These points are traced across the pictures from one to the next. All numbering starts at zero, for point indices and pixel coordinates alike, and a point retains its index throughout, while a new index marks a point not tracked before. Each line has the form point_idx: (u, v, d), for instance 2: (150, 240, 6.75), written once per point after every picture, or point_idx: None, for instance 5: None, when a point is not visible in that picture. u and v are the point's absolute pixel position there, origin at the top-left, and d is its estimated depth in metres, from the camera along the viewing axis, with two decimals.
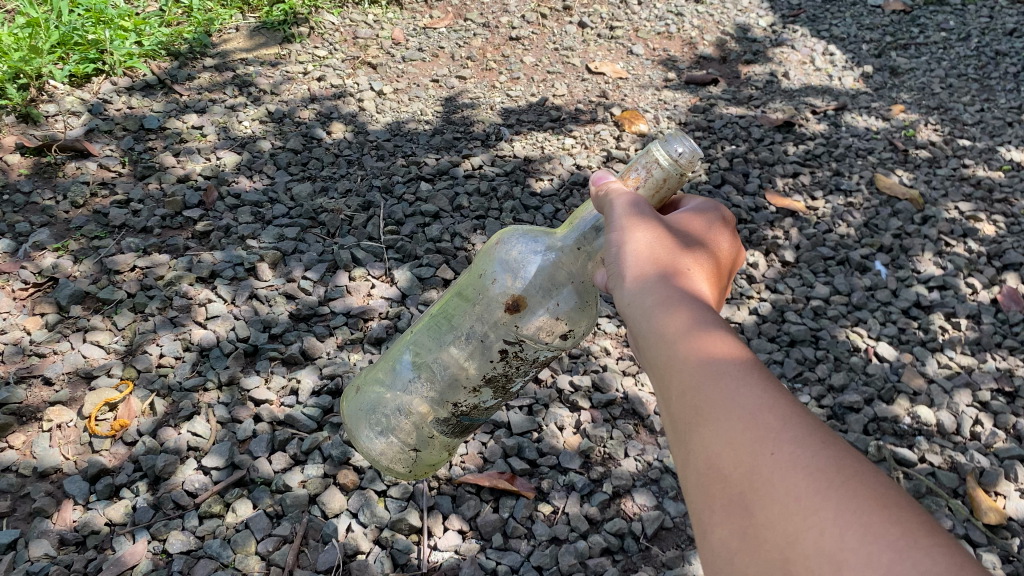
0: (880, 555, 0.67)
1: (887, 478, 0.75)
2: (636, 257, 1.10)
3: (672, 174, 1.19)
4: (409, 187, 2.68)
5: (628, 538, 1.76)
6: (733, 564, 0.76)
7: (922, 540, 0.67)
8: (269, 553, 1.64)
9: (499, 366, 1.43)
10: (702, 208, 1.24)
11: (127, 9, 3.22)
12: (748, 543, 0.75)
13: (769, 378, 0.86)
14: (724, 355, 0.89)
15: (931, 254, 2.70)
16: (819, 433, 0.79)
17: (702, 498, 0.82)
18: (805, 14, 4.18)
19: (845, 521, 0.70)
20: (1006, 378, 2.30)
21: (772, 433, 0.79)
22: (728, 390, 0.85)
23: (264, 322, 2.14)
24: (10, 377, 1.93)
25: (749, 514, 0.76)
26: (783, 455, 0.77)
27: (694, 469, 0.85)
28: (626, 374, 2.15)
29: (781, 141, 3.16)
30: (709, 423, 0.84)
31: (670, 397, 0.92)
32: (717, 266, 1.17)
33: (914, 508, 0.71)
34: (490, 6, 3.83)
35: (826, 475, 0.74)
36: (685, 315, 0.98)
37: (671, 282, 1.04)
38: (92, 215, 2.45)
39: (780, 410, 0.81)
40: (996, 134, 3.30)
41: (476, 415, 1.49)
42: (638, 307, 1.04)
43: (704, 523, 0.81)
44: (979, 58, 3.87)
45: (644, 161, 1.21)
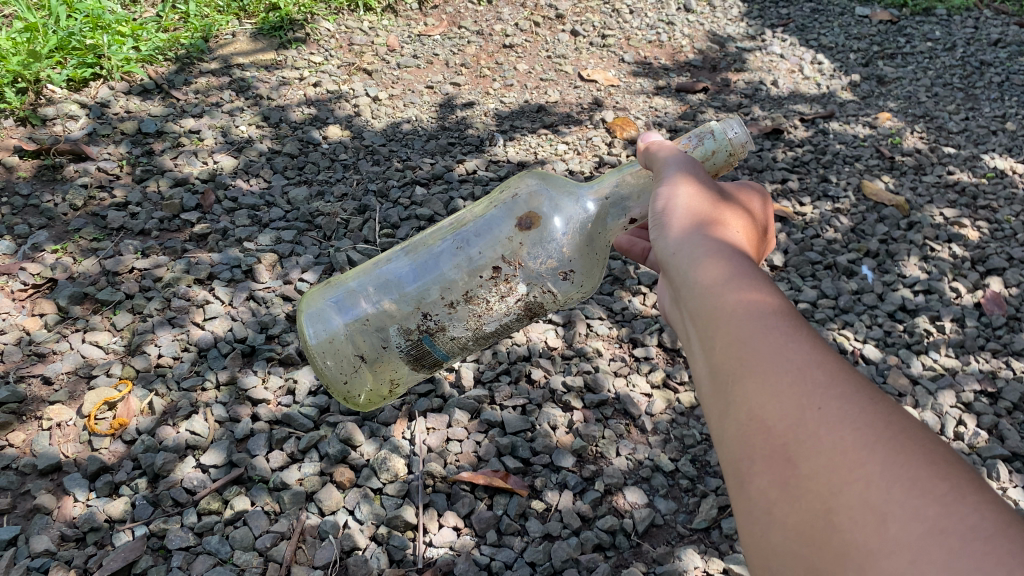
0: (927, 509, 0.71)
1: (931, 433, 0.79)
2: (683, 211, 1.18)
3: (722, 149, 1.40)
4: (405, 191, 2.72)
5: (619, 535, 1.79)
6: (773, 511, 0.81)
7: (968, 496, 0.71)
8: (267, 550, 1.66)
9: (485, 284, 1.52)
10: (749, 186, 1.35)
11: (124, 15, 3.25)
12: (790, 492, 0.80)
13: (813, 334, 0.91)
14: (771, 312, 0.93)
15: (917, 259, 2.76)
16: (867, 391, 0.83)
17: (742, 448, 0.86)
18: (794, 23, 4.25)
19: (891, 475, 0.74)
20: (989, 380, 2.35)
21: (819, 386, 0.83)
22: (775, 342, 0.90)
23: (261, 323, 2.17)
24: (11, 376, 1.96)
25: (791, 465, 0.81)
26: (829, 407, 0.81)
27: (733, 419, 0.89)
28: (618, 375, 2.18)
29: (770, 148, 3.22)
30: (752, 373, 0.89)
31: (711, 347, 0.97)
32: (755, 236, 1.25)
33: (957, 464, 0.75)
34: (484, 14, 3.89)
35: (873, 429, 0.78)
36: (727, 262, 1.04)
37: (715, 237, 1.11)
38: (90, 217, 2.47)
39: (826, 363, 0.86)
40: (980, 142, 3.37)
41: (437, 340, 1.52)
42: (681, 255, 1.11)
43: (742, 471, 0.86)
44: (964, 67, 3.94)
45: (699, 132, 1.42)
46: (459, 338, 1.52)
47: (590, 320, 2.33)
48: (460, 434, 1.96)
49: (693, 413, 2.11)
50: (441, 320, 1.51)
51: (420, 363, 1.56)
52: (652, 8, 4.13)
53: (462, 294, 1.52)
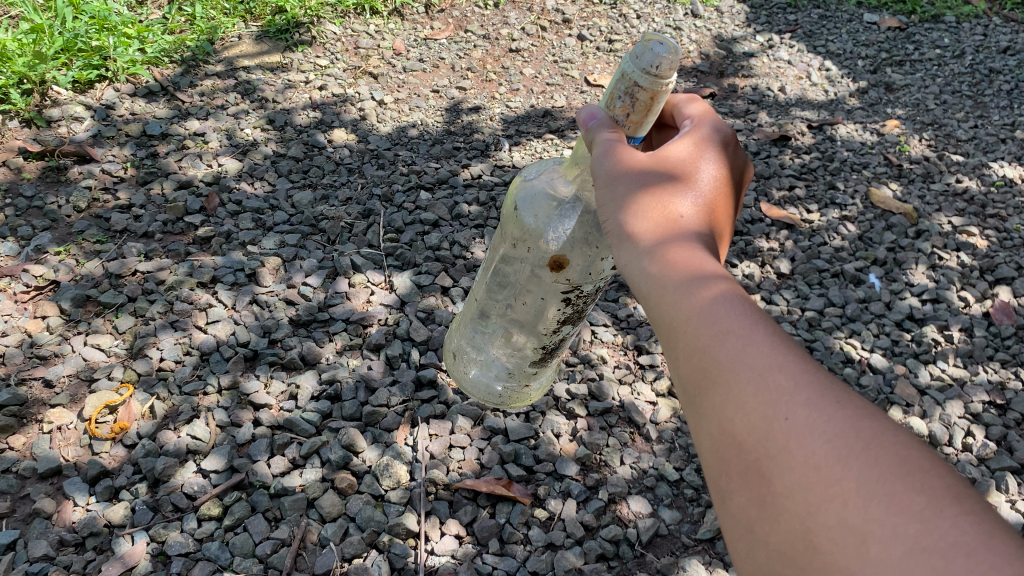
0: (906, 526, 0.69)
1: (903, 436, 0.78)
2: (628, 211, 1.11)
3: (660, 92, 1.17)
4: (409, 196, 2.71)
5: (623, 545, 1.77)
6: (754, 531, 0.80)
7: (947, 509, 0.70)
8: (266, 556, 1.65)
9: (567, 309, 1.56)
10: (703, 139, 1.26)
11: (131, 17, 3.26)
12: (768, 511, 0.79)
13: (775, 334, 0.89)
14: (731, 319, 0.91)
15: (925, 268, 2.74)
16: (835, 395, 0.81)
17: (718, 465, 0.85)
18: (802, 30, 4.24)
19: (869, 491, 0.73)
20: (997, 391, 2.33)
21: (785, 397, 0.82)
22: (737, 350, 0.88)
23: (264, 327, 2.16)
24: (12, 379, 1.95)
25: (766, 482, 0.80)
26: (798, 419, 0.80)
27: (707, 434, 0.88)
28: (623, 382, 2.16)
29: (777, 154, 3.20)
30: (719, 385, 0.87)
31: (676, 357, 0.95)
32: (720, 202, 1.20)
33: (934, 469, 0.74)
34: (490, 18, 3.88)
35: (845, 441, 0.77)
36: (681, 263, 1.01)
37: (665, 236, 1.06)
38: (94, 220, 2.47)
39: (790, 369, 0.84)
40: (989, 151, 3.35)
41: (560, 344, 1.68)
42: (635, 262, 1.07)
43: (721, 489, 0.85)
44: (973, 75, 3.92)
45: (623, 86, 1.18)
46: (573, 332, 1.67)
47: (595, 327, 2.31)
48: (463, 440, 1.94)
49: None
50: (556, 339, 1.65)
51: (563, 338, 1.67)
52: (659, 13, 4.12)
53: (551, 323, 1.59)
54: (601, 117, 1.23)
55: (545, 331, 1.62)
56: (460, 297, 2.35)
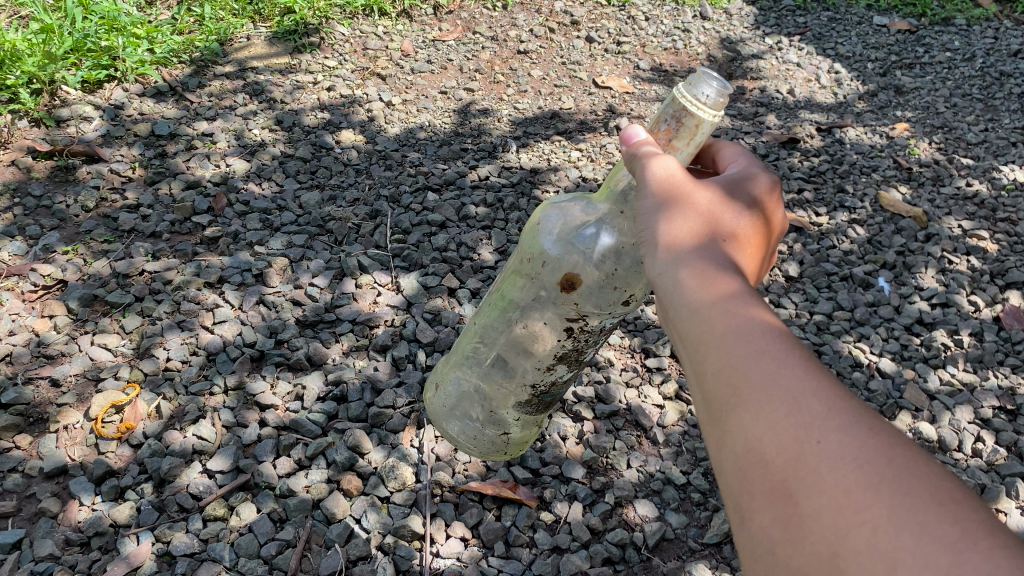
0: (937, 556, 0.68)
1: (937, 468, 0.76)
2: (668, 225, 1.09)
3: (706, 120, 1.17)
4: (416, 197, 2.70)
5: (629, 549, 1.76)
6: (777, 552, 0.78)
7: (978, 540, 0.68)
8: (272, 557, 1.64)
9: (567, 342, 1.42)
10: (750, 173, 1.24)
11: (141, 17, 3.27)
12: (794, 532, 0.76)
13: (809, 359, 0.87)
14: (765, 338, 0.89)
15: (934, 272, 2.72)
16: (866, 420, 0.79)
17: (742, 484, 0.83)
18: (811, 32, 4.22)
19: (899, 519, 0.71)
20: (1007, 397, 2.30)
21: (815, 419, 0.80)
22: (772, 372, 0.85)
23: (270, 327, 2.16)
24: (19, 378, 1.95)
25: (794, 503, 0.77)
26: (831, 444, 0.78)
27: (731, 453, 0.85)
28: (630, 385, 2.15)
29: (785, 156, 3.19)
30: (750, 405, 0.84)
31: (705, 374, 0.92)
32: (759, 238, 1.17)
33: (966, 501, 0.72)
34: (499, 20, 3.88)
35: (877, 468, 0.75)
36: (717, 283, 0.98)
37: (704, 255, 1.03)
38: (102, 219, 2.47)
39: (825, 395, 0.82)
40: (1000, 154, 3.32)
41: (553, 391, 1.52)
42: (670, 276, 1.03)
43: (743, 507, 0.82)
44: (984, 78, 3.89)
45: (672, 110, 1.19)
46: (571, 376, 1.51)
47: None
48: None
49: None
50: (549, 379, 1.49)
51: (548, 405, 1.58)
52: (667, 15, 4.12)
53: (549, 357, 1.45)
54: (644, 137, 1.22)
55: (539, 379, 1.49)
56: (467, 298, 2.34)
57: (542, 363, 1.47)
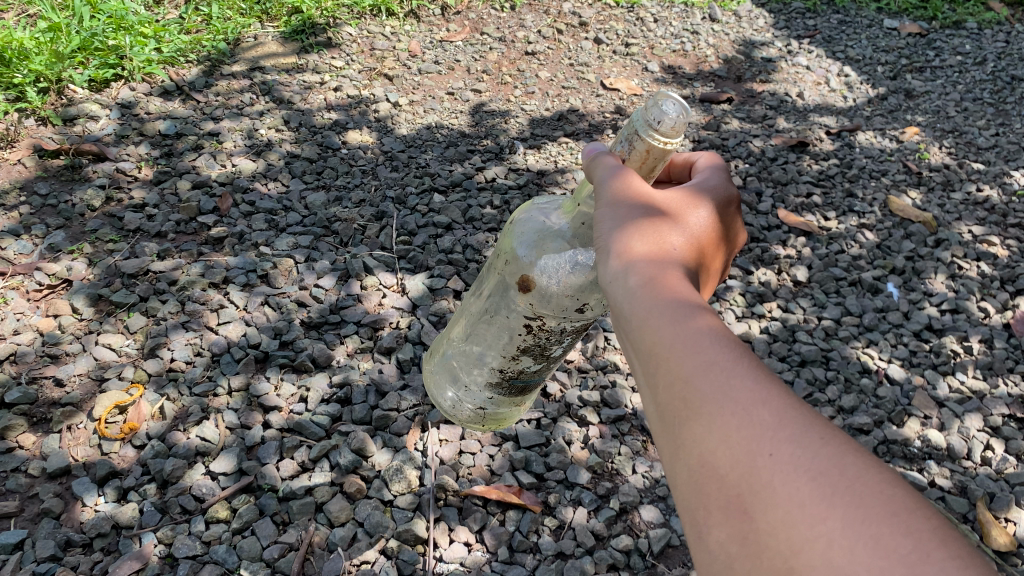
0: (892, 568, 0.63)
1: (889, 474, 0.71)
2: (622, 232, 1.04)
3: (656, 147, 1.08)
4: (423, 198, 2.69)
5: (634, 555, 1.75)
6: (733, 568, 0.72)
7: (933, 550, 0.63)
8: (274, 561, 1.63)
9: (527, 338, 1.42)
10: (711, 185, 1.21)
11: (148, 16, 3.28)
12: (750, 548, 0.71)
13: (759, 367, 0.81)
14: (714, 344, 0.83)
15: (944, 277, 2.69)
16: (817, 429, 0.74)
17: (696, 499, 0.77)
18: (821, 35, 4.19)
19: (853, 532, 0.66)
20: (1017, 404, 2.27)
21: (767, 429, 0.75)
22: (719, 380, 0.80)
23: (275, 329, 2.15)
24: (23, 377, 1.95)
25: (748, 518, 0.72)
26: (782, 455, 0.73)
27: (683, 466, 0.80)
28: (636, 390, 2.13)
29: (794, 160, 3.16)
30: (700, 416, 0.79)
31: (654, 383, 0.87)
32: (713, 250, 1.14)
33: (921, 509, 0.67)
34: (507, 21, 3.87)
35: (829, 478, 0.70)
36: (670, 291, 0.93)
37: (656, 264, 0.99)
38: (107, 218, 2.47)
39: (773, 402, 0.77)
40: (1011, 159, 3.29)
41: (525, 377, 1.51)
42: (621, 285, 0.98)
43: (698, 522, 0.77)
44: (995, 82, 3.86)
45: (627, 133, 1.12)
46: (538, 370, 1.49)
47: (608, 334, 2.28)
48: (473, 446, 1.92)
49: None
50: (515, 369, 1.49)
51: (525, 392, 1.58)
52: (676, 17, 4.10)
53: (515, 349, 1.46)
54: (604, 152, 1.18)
55: (504, 366, 1.50)
56: None
57: (507, 355, 1.48)
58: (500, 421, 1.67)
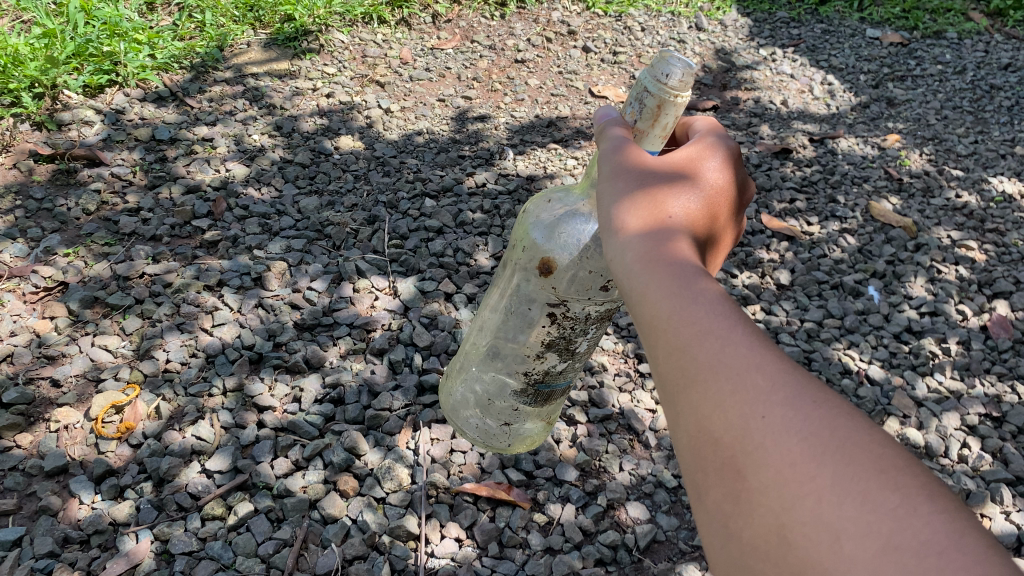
0: (878, 524, 0.67)
1: (879, 435, 0.74)
2: (619, 205, 1.04)
3: (668, 100, 1.19)
4: (414, 203, 2.74)
5: (621, 550, 1.80)
6: (729, 527, 0.76)
7: (920, 506, 0.67)
8: (269, 556, 1.67)
9: (553, 329, 1.49)
10: (709, 143, 1.20)
11: (142, 23, 3.31)
12: (744, 507, 0.75)
13: (754, 333, 0.84)
14: (713, 312, 0.85)
15: (923, 281, 2.76)
16: (809, 391, 0.77)
17: (692, 461, 0.81)
18: (805, 44, 4.28)
19: (842, 489, 0.70)
20: (993, 404, 2.34)
21: (760, 393, 0.78)
22: (714, 347, 0.82)
23: (269, 330, 2.18)
24: (20, 378, 1.98)
25: (742, 479, 0.76)
26: (775, 417, 0.76)
27: (682, 430, 0.83)
28: (622, 390, 2.19)
29: (778, 166, 3.24)
30: (697, 383, 0.82)
31: (653, 352, 0.89)
32: (722, 210, 1.12)
33: (908, 467, 0.71)
34: (496, 29, 3.93)
35: (821, 440, 0.73)
36: (667, 257, 0.94)
37: (654, 233, 0.99)
38: (102, 222, 2.50)
39: (769, 367, 0.79)
40: (989, 166, 3.38)
41: (550, 380, 1.56)
42: (620, 256, 0.99)
43: (696, 484, 0.80)
44: (974, 91, 3.96)
45: (637, 95, 1.22)
46: (567, 369, 1.55)
47: None
48: (465, 445, 1.95)
49: None
50: (542, 368, 1.55)
51: (554, 397, 1.62)
52: (663, 26, 4.18)
53: (540, 344, 1.52)
54: (612, 116, 1.25)
55: (530, 367, 1.56)
56: (463, 303, 2.36)
57: (533, 351, 1.54)
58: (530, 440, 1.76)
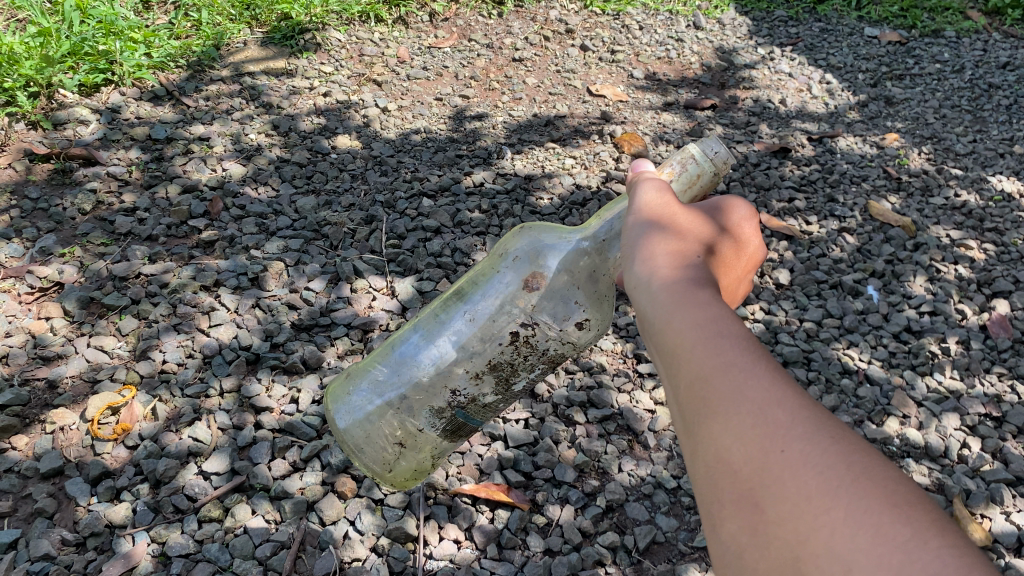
0: (889, 557, 0.65)
1: (897, 473, 0.72)
2: (645, 244, 1.09)
3: (707, 170, 1.35)
4: (412, 202, 2.73)
5: (620, 552, 1.79)
6: (745, 558, 0.75)
7: (931, 539, 0.65)
8: (266, 558, 1.66)
9: (508, 351, 1.45)
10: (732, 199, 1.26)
11: (138, 22, 3.29)
12: (760, 538, 0.74)
13: (775, 368, 0.83)
14: (733, 345, 0.85)
15: (923, 280, 2.75)
16: (828, 425, 0.76)
17: (711, 493, 0.80)
18: (803, 43, 4.28)
19: (856, 521, 0.68)
20: (993, 403, 2.33)
21: (778, 425, 0.77)
22: (734, 378, 0.82)
23: (267, 331, 2.17)
24: (16, 379, 1.96)
25: (758, 511, 0.75)
26: (792, 450, 0.75)
27: (701, 461, 0.82)
28: (622, 390, 2.18)
29: (777, 166, 3.23)
30: (717, 414, 0.81)
31: (676, 383, 0.89)
32: (734, 266, 1.18)
33: (925, 503, 0.69)
34: (494, 27, 3.92)
35: (836, 471, 0.72)
36: (690, 291, 0.96)
37: (678, 270, 1.01)
38: (98, 222, 2.49)
39: (788, 401, 0.79)
40: (988, 165, 3.37)
41: (471, 411, 1.49)
42: (644, 291, 1.01)
43: (713, 515, 0.79)
44: (972, 90, 3.95)
45: (680, 157, 1.35)
46: (492, 405, 1.49)
47: None
48: (463, 446, 1.96)
49: None
50: (471, 393, 1.48)
51: (458, 435, 1.54)
52: (661, 24, 4.17)
53: (485, 364, 1.46)
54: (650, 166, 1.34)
55: (463, 387, 1.48)
56: None
57: (471, 371, 1.47)
58: (409, 477, 1.62)
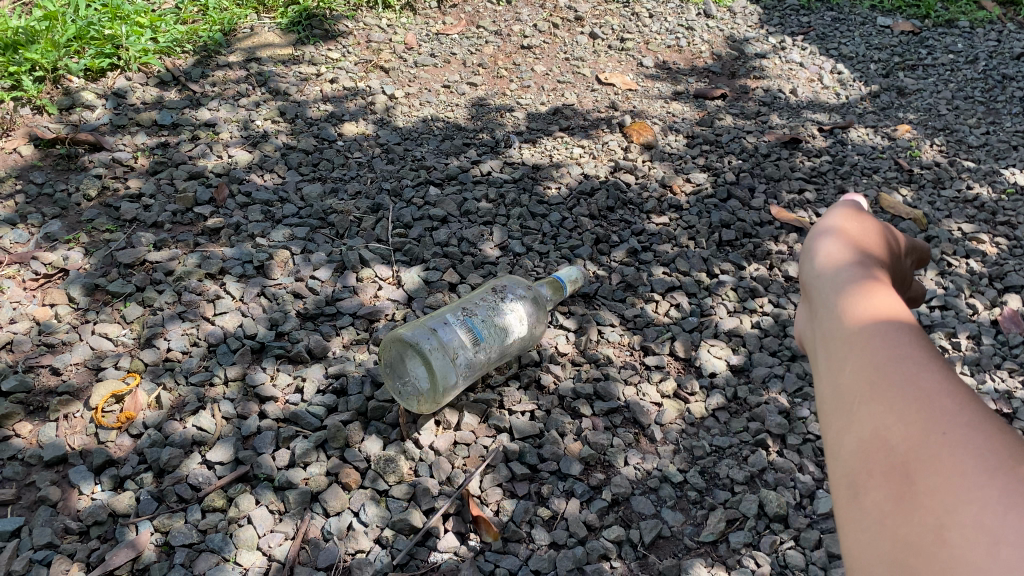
0: None
1: None
2: (828, 261, 1.08)
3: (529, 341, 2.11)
4: (418, 191, 2.71)
5: (625, 546, 1.77)
6: (887, 527, 0.74)
7: None
8: (270, 549, 1.66)
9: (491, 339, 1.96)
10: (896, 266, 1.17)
11: (144, 6, 3.26)
12: (906, 506, 0.73)
13: (949, 369, 0.83)
14: (911, 344, 0.86)
15: (934, 274, 2.71)
16: (993, 421, 0.75)
17: (857, 462, 0.81)
18: (814, 32, 4.22)
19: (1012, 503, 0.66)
20: (1004, 399, 2.28)
21: (942, 408, 0.77)
22: (907, 369, 0.83)
23: (272, 320, 2.16)
24: (19, 366, 1.96)
25: (909, 481, 0.75)
26: (954, 431, 0.74)
27: (852, 435, 0.83)
28: (628, 383, 2.16)
29: (788, 156, 3.18)
30: (883, 394, 0.83)
31: (841, 369, 0.91)
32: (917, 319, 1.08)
33: None
34: (502, 14, 3.87)
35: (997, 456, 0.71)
36: (876, 303, 0.95)
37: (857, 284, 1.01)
38: (103, 208, 2.47)
39: (955, 421, 0.75)
40: (1000, 157, 3.31)
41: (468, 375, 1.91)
42: (829, 297, 1.02)
43: (855, 486, 0.80)
44: (986, 81, 3.88)
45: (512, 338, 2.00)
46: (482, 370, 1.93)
47: (602, 327, 2.32)
48: (468, 437, 1.94)
49: (704, 424, 2.08)
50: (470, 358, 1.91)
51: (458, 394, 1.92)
52: (671, 12, 4.12)
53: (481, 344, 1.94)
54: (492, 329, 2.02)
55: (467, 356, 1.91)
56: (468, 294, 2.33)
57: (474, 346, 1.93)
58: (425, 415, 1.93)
